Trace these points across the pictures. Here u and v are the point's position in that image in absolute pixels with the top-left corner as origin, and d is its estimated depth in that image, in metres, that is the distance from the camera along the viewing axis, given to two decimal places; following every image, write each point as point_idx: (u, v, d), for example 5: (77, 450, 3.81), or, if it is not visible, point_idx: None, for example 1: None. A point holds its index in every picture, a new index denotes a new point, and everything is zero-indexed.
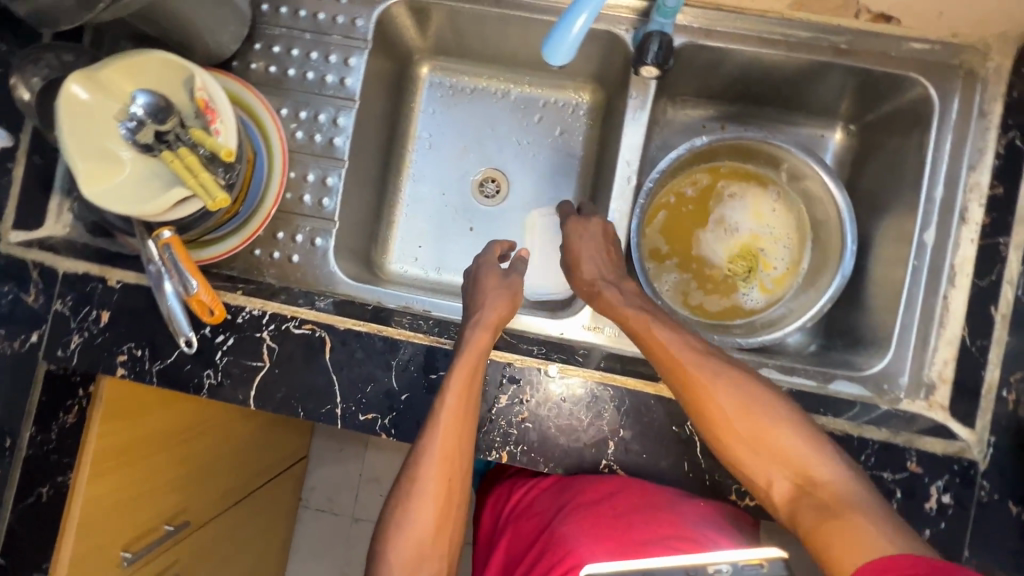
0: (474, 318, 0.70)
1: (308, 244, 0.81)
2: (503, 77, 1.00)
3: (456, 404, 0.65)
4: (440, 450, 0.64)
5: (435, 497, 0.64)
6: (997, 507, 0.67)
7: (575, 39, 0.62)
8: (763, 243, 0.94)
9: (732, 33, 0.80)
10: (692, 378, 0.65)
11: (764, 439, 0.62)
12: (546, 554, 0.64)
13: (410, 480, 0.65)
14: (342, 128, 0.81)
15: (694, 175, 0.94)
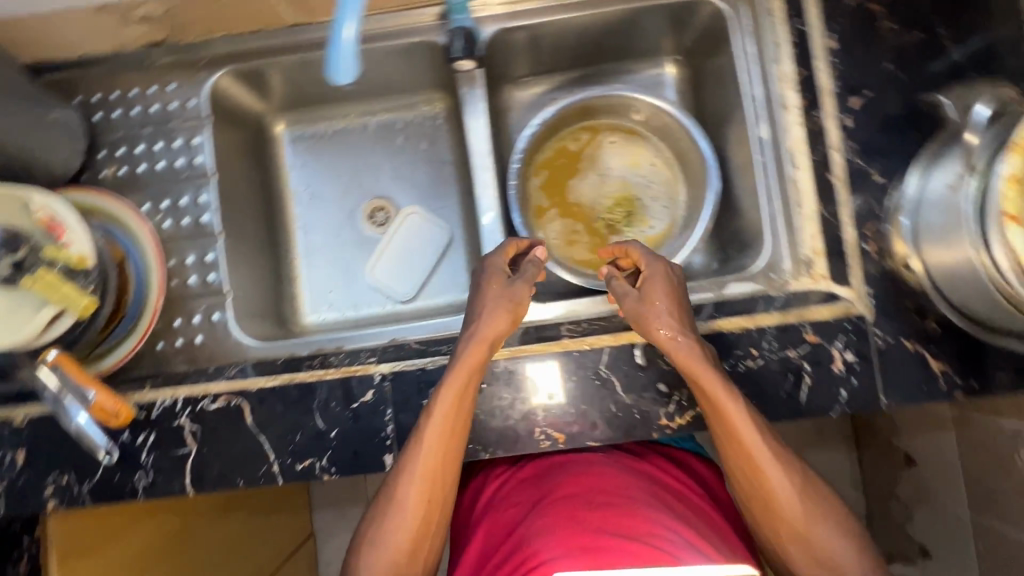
0: (476, 333, 0.67)
1: (207, 322, 0.82)
2: (359, 112, 1.04)
3: (444, 425, 0.66)
4: (420, 471, 0.66)
5: (414, 513, 0.67)
6: (892, 348, 0.72)
7: None
8: (642, 194, 1.00)
9: (535, 9, 0.85)
10: (756, 462, 0.66)
11: (799, 519, 0.67)
12: (515, 553, 0.68)
13: (390, 498, 0.68)
14: (205, 205, 0.83)
15: (562, 142, 1.01)
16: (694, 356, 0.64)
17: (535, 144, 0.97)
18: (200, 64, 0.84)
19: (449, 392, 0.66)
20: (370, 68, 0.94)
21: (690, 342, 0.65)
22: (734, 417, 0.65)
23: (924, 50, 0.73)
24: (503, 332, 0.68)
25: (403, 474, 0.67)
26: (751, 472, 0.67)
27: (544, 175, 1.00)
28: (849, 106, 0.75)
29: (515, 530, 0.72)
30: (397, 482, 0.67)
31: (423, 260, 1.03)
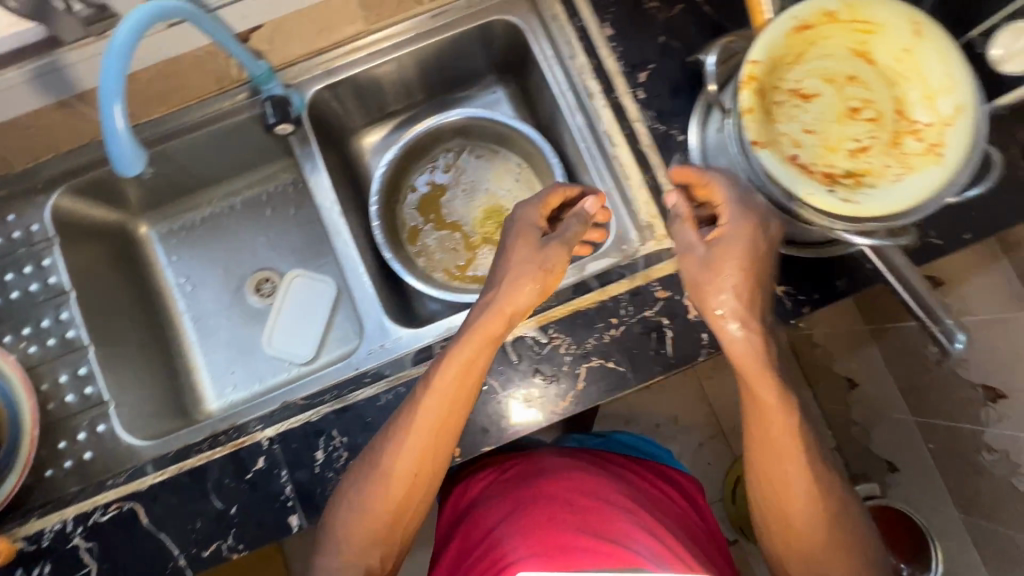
0: (498, 301, 0.69)
1: (93, 435, 0.81)
2: (222, 194, 1.06)
3: (448, 393, 0.68)
4: (415, 431, 0.68)
5: (401, 483, 0.69)
6: None
7: (125, 133, 0.58)
8: (510, 208, 1.03)
9: (350, 61, 0.90)
10: (786, 432, 0.63)
11: (808, 496, 0.66)
12: (492, 551, 0.74)
13: (375, 470, 0.69)
14: (69, 321, 0.84)
15: (429, 166, 1.04)
16: (753, 351, 0.59)
17: (397, 182, 1.02)
18: (40, 187, 0.87)
19: (460, 361, 0.67)
20: (214, 155, 0.96)
21: (760, 337, 0.59)
22: (769, 408, 0.62)
23: (686, 19, 0.82)
24: (528, 305, 0.70)
25: (394, 440, 0.68)
26: (767, 454, 0.66)
27: (417, 206, 1.04)
28: (638, 81, 0.82)
29: (491, 533, 0.77)
30: (389, 451, 0.68)
31: (317, 319, 1.04)
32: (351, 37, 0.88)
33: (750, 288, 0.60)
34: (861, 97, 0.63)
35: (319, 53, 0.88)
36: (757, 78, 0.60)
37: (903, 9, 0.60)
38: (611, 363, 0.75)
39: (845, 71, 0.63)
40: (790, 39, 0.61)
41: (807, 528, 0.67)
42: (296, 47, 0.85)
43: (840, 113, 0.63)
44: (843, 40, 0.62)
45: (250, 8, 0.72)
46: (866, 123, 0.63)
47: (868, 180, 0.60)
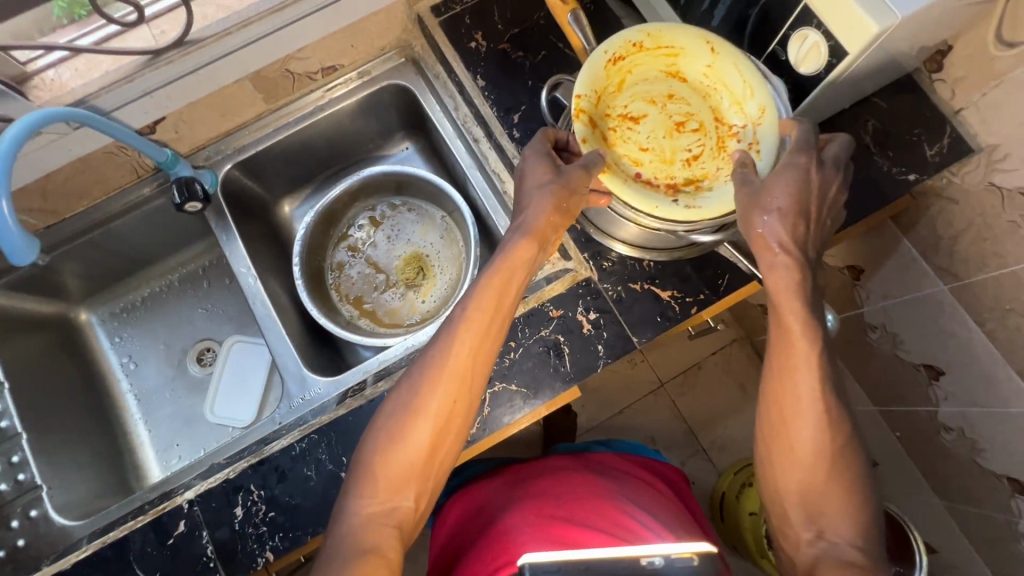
0: (523, 226, 0.72)
1: (27, 521, 0.83)
2: (159, 273, 1.11)
3: (481, 318, 0.69)
4: (453, 356, 0.67)
5: (438, 414, 0.67)
6: (624, 293, 0.81)
7: (13, 224, 0.63)
8: (432, 258, 1.08)
9: (257, 138, 0.98)
10: (794, 372, 0.66)
11: (807, 450, 0.66)
12: (492, 546, 0.77)
13: (416, 397, 0.67)
14: (3, 412, 0.89)
15: (358, 219, 1.10)
16: (789, 280, 0.65)
17: (325, 234, 1.08)
18: None
19: (492, 288, 0.70)
20: (144, 238, 1.03)
21: (792, 264, 0.65)
22: (798, 346, 0.66)
23: (549, 64, 0.91)
24: (554, 220, 0.72)
25: (435, 364, 0.67)
26: (786, 398, 0.67)
27: (345, 256, 1.09)
28: (513, 121, 0.89)
29: (495, 531, 0.80)
30: (426, 378, 0.67)
31: (256, 382, 1.08)
32: (256, 117, 0.97)
33: (790, 214, 0.65)
34: (682, 112, 0.75)
35: (228, 134, 0.96)
36: (586, 110, 0.71)
37: (694, 31, 0.74)
38: (513, 385, 0.78)
39: (664, 92, 0.76)
40: (610, 72, 0.74)
41: (813, 476, 0.66)
42: (202, 133, 0.93)
43: (669, 129, 0.75)
44: (654, 65, 0.76)
45: (148, 104, 0.81)
46: (693, 134, 0.75)
47: (705, 182, 0.72)
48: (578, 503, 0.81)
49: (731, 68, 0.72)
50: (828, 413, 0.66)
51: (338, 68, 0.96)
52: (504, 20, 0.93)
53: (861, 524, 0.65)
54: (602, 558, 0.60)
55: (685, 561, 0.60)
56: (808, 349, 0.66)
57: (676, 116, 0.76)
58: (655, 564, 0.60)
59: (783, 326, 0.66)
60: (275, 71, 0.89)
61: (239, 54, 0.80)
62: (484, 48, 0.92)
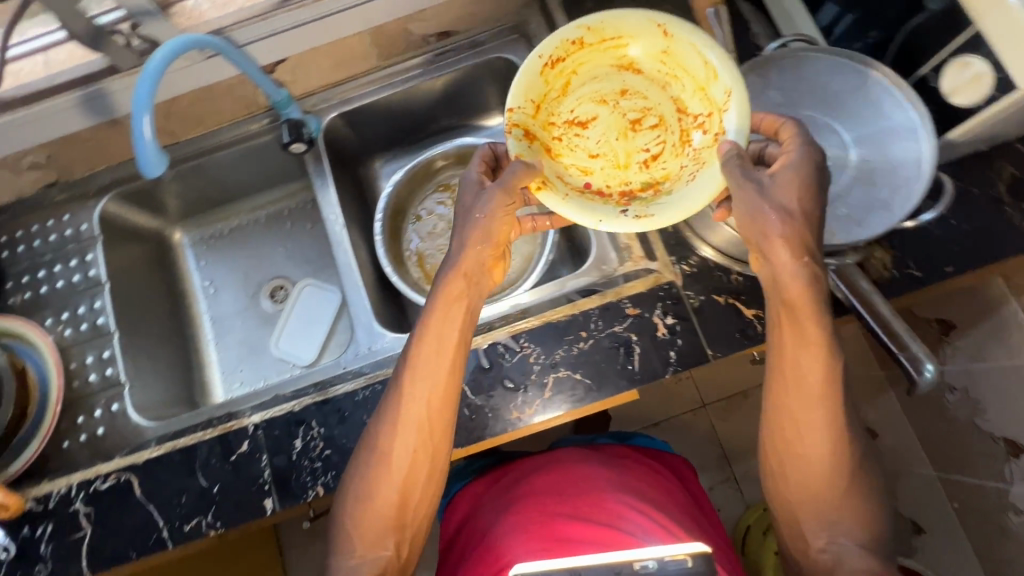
0: (450, 265, 0.71)
1: (108, 413, 0.89)
2: (249, 207, 1.17)
3: (427, 370, 0.70)
4: (405, 418, 0.70)
5: (402, 466, 0.70)
6: (706, 304, 0.79)
7: (152, 139, 0.67)
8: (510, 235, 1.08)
9: (364, 93, 0.99)
10: (806, 381, 0.65)
11: (817, 455, 0.66)
12: (490, 551, 0.80)
13: (377, 453, 0.71)
14: (100, 309, 0.94)
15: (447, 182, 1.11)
16: (807, 289, 0.62)
17: (413, 193, 1.09)
18: (91, 194, 0.98)
19: (427, 341, 0.70)
20: (241, 172, 1.07)
21: (810, 272, 0.62)
22: (811, 358, 0.64)
23: None
24: (505, 231, 0.73)
25: (389, 425, 0.71)
26: (798, 414, 0.66)
27: (427, 217, 1.10)
28: None
29: (491, 534, 0.83)
30: (383, 435, 0.71)
31: (321, 326, 1.12)
32: (365, 72, 0.98)
33: (803, 212, 0.62)
34: (638, 108, 0.76)
35: (337, 85, 0.98)
36: (521, 123, 0.71)
37: (641, 16, 0.72)
38: (578, 375, 0.78)
39: (616, 88, 0.77)
40: (552, 77, 0.74)
41: (828, 487, 0.67)
42: (315, 79, 0.95)
43: (623, 128, 0.76)
44: (603, 60, 0.76)
45: (274, 44, 0.85)
46: (650, 131, 0.76)
47: (665, 181, 0.72)
48: (569, 503, 0.83)
49: (687, 53, 0.71)
50: (842, 426, 0.66)
51: (451, 35, 0.97)
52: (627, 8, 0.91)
53: (871, 538, 0.66)
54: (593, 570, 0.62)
55: (678, 563, 0.60)
56: (821, 363, 0.64)
57: (631, 112, 0.76)
58: (648, 568, 0.61)
59: (798, 337, 0.64)
60: (394, 29, 0.91)
61: (363, 7, 0.85)
62: None
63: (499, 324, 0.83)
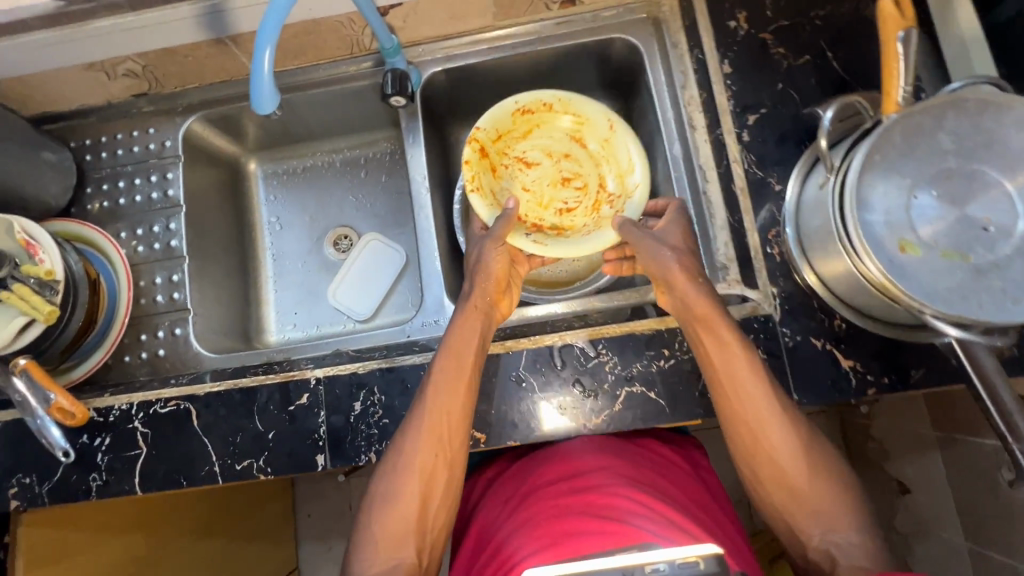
0: (468, 300, 0.77)
1: (170, 336, 0.89)
2: (325, 149, 1.13)
3: (445, 384, 0.72)
4: (427, 428, 0.72)
5: (423, 472, 0.72)
6: (801, 345, 0.74)
7: (269, 74, 0.63)
8: None
9: (470, 52, 0.94)
10: (738, 388, 0.69)
11: (774, 451, 0.70)
12: (500, 552, 0.74)
13: (401, 458, 0.72)
14: (174, 232, 0.93)
15: None
16: (711, 304, 0.70)
17: None
18: (178, 111, 0.96)
19: (449, 352, 0.73)
20: (327, 112, 1.03)
21: (707, 289, 0.71)
22: (735, 364, 0.68)
23: (812, 71, 0.80)
24: (506, 269, 0.78)
25: (408, 436, 0.72)
26: (752, 418, 0.69)
27: None
28: (746, 122, 0.80)
29: (502, 532, 0.78)
30: (408, 445, 0.72)
31: (381, 283, 1.10)
32: (477, 29, 0.93)
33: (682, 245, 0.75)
34: (572, 170, 0.86)
35: (446, 38, 0.93)
36: (480, 140, 0.80)
37: (601, 110, 0.83)
38: (652, 393, 0.75)
39: (562, 150, 0.87)
40: (511, 120, 0.83)
41: (793, 469, 0.70)
42: (425, 29, 0.90)
43: (555, 180, 0.86)
44: (562, 129, 0.86)
45: None
46: (574, 190, 0.85)
47: (566, 230, 0.81)
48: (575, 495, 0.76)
49: (622, 146, 0.82)
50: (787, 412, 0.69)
51: (575, 3, 0.90)
52: (776, 7, 0.82)
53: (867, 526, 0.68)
54: (603, 573, 0.57)
55: (689, 566, 0.56)
56: (745, 368, 0.68)
57: (565, 169, 0.86)
58: (659, 570, 0.56)
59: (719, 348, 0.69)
60: None
61: None
62: (743, 32, 0.82)
63: (577, 324, 0.79)
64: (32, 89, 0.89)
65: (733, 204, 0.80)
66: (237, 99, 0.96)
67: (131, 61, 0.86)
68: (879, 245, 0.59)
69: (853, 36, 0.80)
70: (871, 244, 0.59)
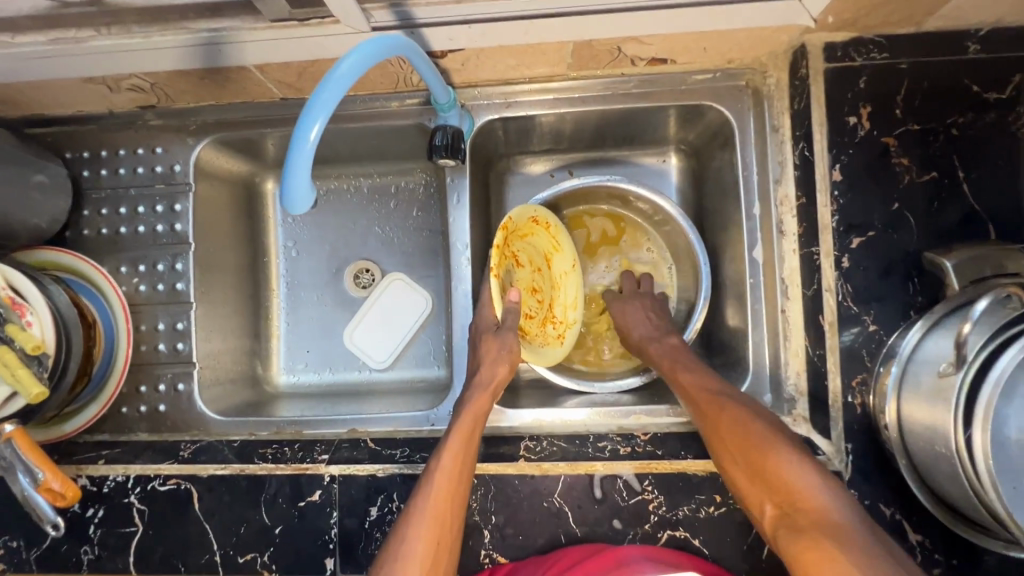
0: (482, 381, 0.73)
1: (172, 391, 0.82)
2: (353, 172, 1.00)
3: (453, 459, 0.66)
4: (432, 513, 0.63)
5: (423, 559, 0.61)
6: (872, 511, 0.67)
7: (311, 152, 0.52)
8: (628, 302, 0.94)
9: (532, 100, 0.81)
10: (707, 410, 0.68)
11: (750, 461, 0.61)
12: None
13: (398, 540, 0.62)
14: (181, 273, 0.84)
15: (580, 215, 0.95)
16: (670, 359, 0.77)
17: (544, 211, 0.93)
18: (190, 129, 0.84)
19: (460, 432, 0.68)
20: (360, 142, 0.89)
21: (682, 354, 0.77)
22: (709, 402, 0.68)
23: (935, 194, 0.68)
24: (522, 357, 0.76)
25: (413, 520, 0.63)
26: (719, 433, 0.65)
27: None
28: (849, 245, 0.69)
29: None
30: (404, 533, 0.62)
31: (409, 333, 0.99)
32: (545, 78, 0.79)
33: (660, 325, 0.83)
34: (539, 283, 0.84)
35: (506, 83, 0.80)
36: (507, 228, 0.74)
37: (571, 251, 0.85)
38: (696, 541, 0.68)
39: (541, 261, 0.84)
40: (524, 222, 0.78)
41: (766, 493, 0.59)
42: (485, 73, 0.76)
43: (525, 287, 0.82)
44: (541, 244, 0.83)
45: (460, 32, 0.65)
46: (536, 303, 0.83)
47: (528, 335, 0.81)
48: (602, 564, 0.64)
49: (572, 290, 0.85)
50: (756, 427, 0.63)
51: (666, 62, 0.75)
52: (907, 106, 0.69)
53: None
54: None
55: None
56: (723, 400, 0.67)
57: (537, 280, 0.83)
58: None
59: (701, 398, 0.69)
60: (606, 46, 0.70)
61: (583, 19, 0.63)
62: (863, 131, 0.69)
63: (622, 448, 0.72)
64: (23, 96, 0.76)
65: (817, 335, 0.71)
66: (259, 123, 0.84)
67: (137, 78, 0.73)
68: (1006, 471, 0.50)
69: (993, 155, 0.67)
70: (1000, 472, 0.49)
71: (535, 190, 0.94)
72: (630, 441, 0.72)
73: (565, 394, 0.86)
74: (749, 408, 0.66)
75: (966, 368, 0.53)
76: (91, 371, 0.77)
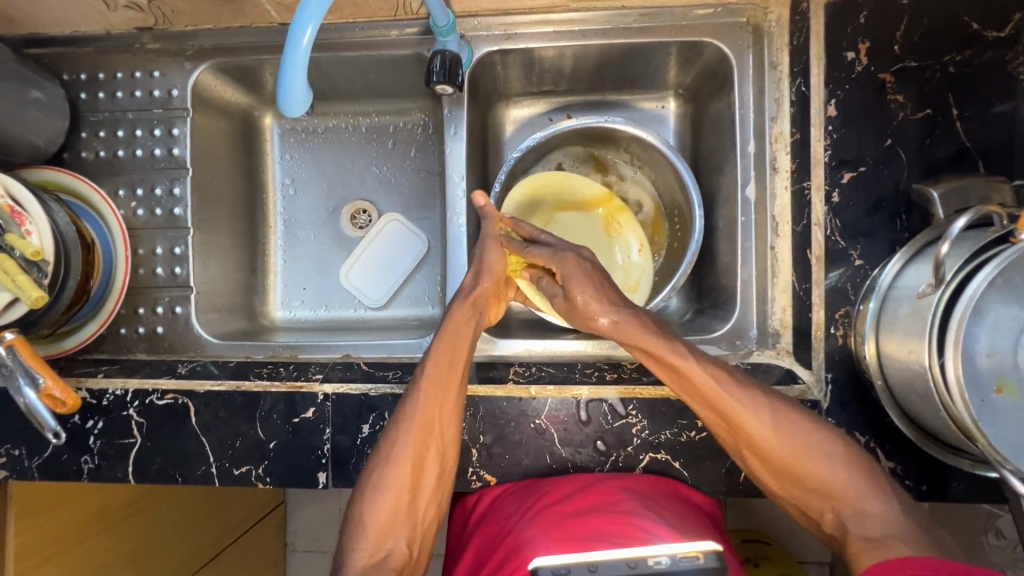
0: (462, 292, 0.72)
1: (170, 313, 0.85)
2: (351, 111, 0.98)
3: (439, 373, 0.67)
4: (419, 418, 0.65)
5: (412, 463, 0.65)
6: (847, 438, 0.69)
7: (308, 52, 0.53)
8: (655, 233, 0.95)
9: (533, 33, 0.81)
10: (729, 418, 0.63)
11: (801, 469, 0.61)
12: (508, 564, 0.61)
13: (389, 444, 0.65)
14: (179, 198, 0.85)
15: (579, 160, 0.96)
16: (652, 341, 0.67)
17: (541, 153, 0.93)
18: (188, 54, 0.84)
19: (443, 344, 0.68)
20: (356, 73, 0.88)
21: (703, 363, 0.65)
22: (730, 412, 0.63)
23: (929, 132, 0.68)
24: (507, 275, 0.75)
25: (401, 425, 0.65)
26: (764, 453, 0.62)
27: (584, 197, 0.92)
28: (840, 180, 0.70)
29: (507, 540, 0.65)
30: (393, 438, 0.65)
31: (405, 271, 0.98)
32: (544, 8, 0.79)
33: (603, 295, 0.71)
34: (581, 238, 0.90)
35: (506, 13, 0.80)
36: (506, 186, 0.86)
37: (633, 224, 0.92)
38: (677, 464, 0.71)
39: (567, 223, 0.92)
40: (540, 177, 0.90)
41: (819, 499, 0.61)
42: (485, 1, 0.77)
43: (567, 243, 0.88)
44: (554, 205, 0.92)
45: None
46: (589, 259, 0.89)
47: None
48: (591, 500, 0.66)
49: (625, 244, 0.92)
50: (793, 443, 0.62)
51: None
52: (906, 42, 0.69)
53: None
54: (608, 563, 0.53)
55: (691, 560, 0.53)
56: (759, 420, 0.62)
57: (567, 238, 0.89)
58: (660, 563, 0.53)
59: (719, 413, 0.64)
60: None
61: None
62: (860, 67, 0.70)
63: (608, 376, 0.75)
64: (21, 9, 0.77)
65: (804, 270, 0.73)
66: (256, 50, 0.83)
67: None
68: (975, 384, 0.51)
69: (990, 93, 0.67)
70: (968, 383, 0.51)
71: (532, 132, 0.95)
72: (616, 369, 0.76)
73: (556, 331, 0.87)
74: (786, 417, 0.63)
75: (944, 287, 0.55)
76: (90, 289, 0.78)
